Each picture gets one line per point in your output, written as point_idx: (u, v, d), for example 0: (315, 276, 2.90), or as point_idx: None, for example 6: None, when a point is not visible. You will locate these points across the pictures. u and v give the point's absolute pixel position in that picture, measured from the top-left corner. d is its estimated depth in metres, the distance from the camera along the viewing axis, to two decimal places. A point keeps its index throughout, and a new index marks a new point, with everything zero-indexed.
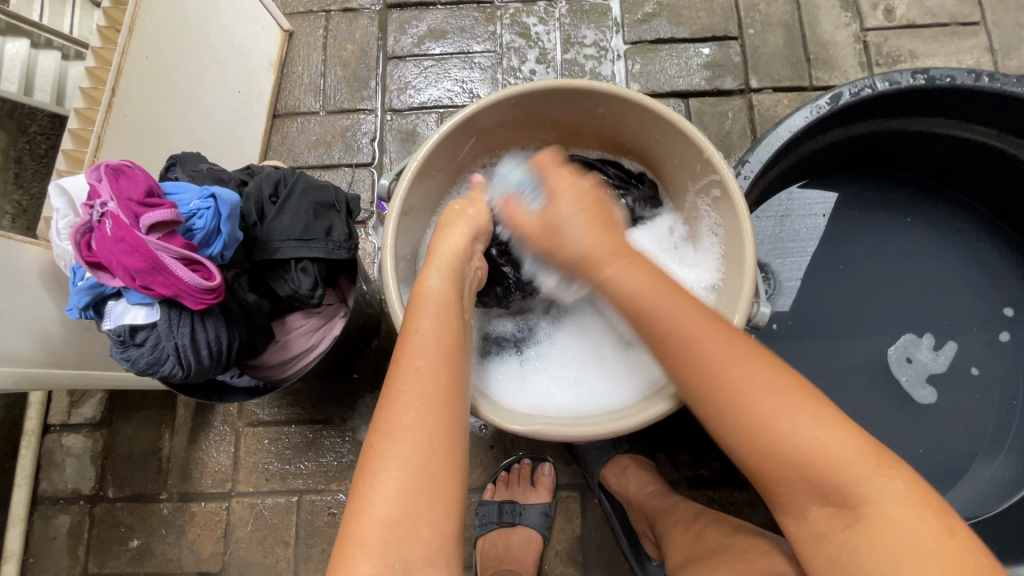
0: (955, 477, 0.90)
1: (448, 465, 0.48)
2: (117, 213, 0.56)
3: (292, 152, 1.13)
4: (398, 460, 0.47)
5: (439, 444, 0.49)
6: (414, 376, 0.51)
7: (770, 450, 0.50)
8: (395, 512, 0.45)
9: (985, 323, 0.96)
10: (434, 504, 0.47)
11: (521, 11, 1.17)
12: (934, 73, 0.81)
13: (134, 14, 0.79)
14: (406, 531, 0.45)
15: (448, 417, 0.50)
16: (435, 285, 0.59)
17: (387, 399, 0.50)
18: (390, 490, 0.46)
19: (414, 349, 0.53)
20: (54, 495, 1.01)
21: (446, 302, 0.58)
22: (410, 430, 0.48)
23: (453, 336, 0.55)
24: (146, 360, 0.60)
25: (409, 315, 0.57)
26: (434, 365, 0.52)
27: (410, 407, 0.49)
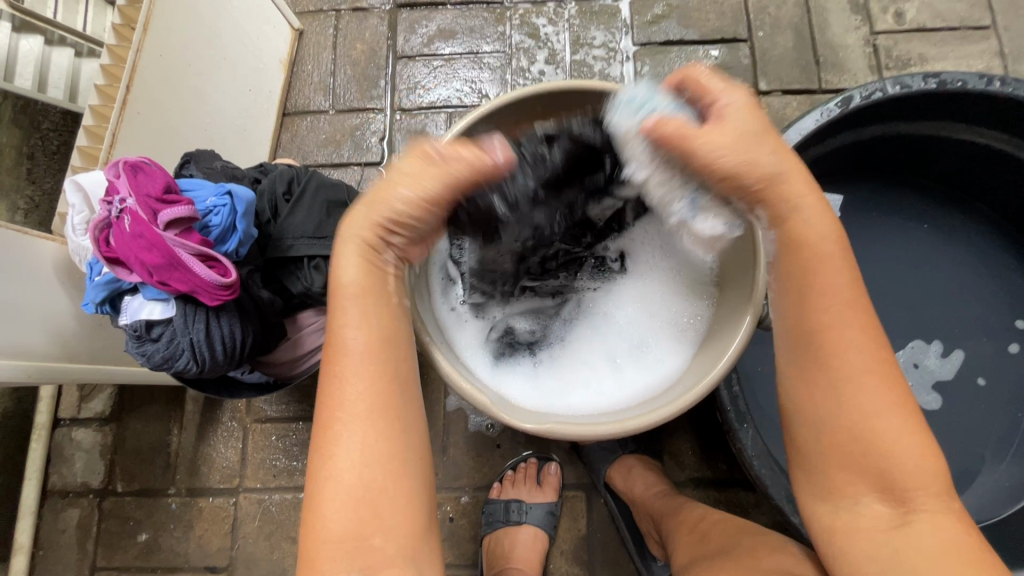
0: (962, 484, 0.90)
1: (391, 476, 0.51)
2: (136, 209, 0.56)
3: (302, 151, 1.14)
4: (341, 473, 0.50)
5: (377, 457, 0.50)
6: (344, 387, 0.51)
7: (856, 459, 0.52)
8: (346, 521, 0.49)
9: (994, 333, 0.96)
10: (382, 515, 0.50)
11: (531, 11, 1.18)
12: (945, 77, 0.82)
13: (149, 13, 0.80)
14: (361, 532, 0.49)
15: (380, 430, 0.51)
16: (352, 273, 0.52)
17: (325, 411, 0.51)
18: (335, 503, 0.49)
19: (340, 355, 0.52)
20: (64, 489, 1.01)
21: (367, 294, 0.53)
22: (347, 445, 0.50)
23: (379, 333, 0.52)
24: (161, 355, 0.60)
25: (328, 311, 0.53)
26: (360, 374, 0.51)
27: (342, 419, 0.51)
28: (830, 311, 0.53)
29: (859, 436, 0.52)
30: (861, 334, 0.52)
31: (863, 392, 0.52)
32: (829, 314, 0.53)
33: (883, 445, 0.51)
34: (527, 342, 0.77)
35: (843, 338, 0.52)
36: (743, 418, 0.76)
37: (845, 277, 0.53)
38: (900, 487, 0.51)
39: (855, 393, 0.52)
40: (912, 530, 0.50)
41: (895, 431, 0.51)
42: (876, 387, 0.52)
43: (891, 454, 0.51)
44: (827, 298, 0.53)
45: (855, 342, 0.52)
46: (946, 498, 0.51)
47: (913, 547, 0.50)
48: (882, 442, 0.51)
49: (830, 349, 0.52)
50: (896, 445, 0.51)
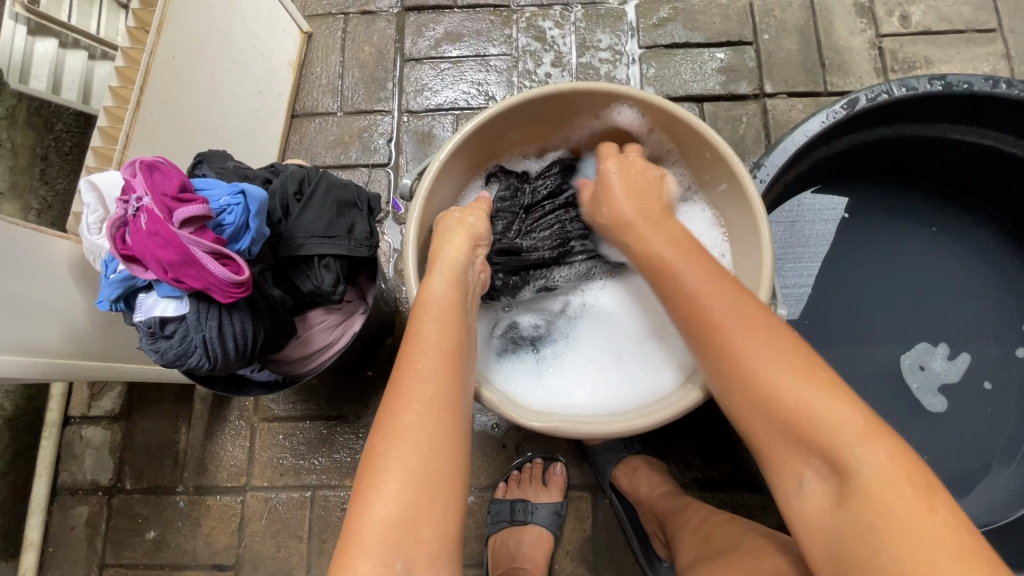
0: (969, 487, 0.90)
1: (446, 468, 0.51)
2: (151, 208, 0.57)
3: (311, 152, 1.15)
4: (397, 462, 0.49)
5: (437, 450, 0.51)
6: (416, 380, 0.53)
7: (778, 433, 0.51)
8: (397, 509, 0.48)
9: (1001, 336, 0.96)
10: (433, 506, 0.49)
11: (537, 14, 1.19)
12: (951, 79, 0.82)
13: (162, 16, 0.82)
14: (411, 520, 0.48)
15: (446, 422, 0.52)
16: (439, 290, 0.61)
17: (390, 401, 0.53)
18: (389, 490, 0.48)
19: (415, 351, 0.55)
20: (74, 486, 1.02)
21: (449, 306, 0.59)
22: (412, 435, 0.50)
23: (455, 341, 0.57)
24: (174, 352, 0.61)
25: (413, 320, 0.58)
26: (438, 371, 0.54)
27: (411, 408, 0.52)
28: (692, 288, 0.58)
29: (758, 398, 0.52)
30: (730, 317, 0.55)
31: (750, 358, 0.53)
32: (693, 297, 0.58)
33: (790, 414, 0.50)
34: (531, 338, 0.77)
35: (705, 311, 0.56)
36: None
37: (700, 264, 0.60)
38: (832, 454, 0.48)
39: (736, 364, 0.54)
40: (863, 505, 0.46)
41: (786, 390, 0.51)
42: (750, 351, 0.53)
43: (805, 423, 0.49)
44: (678, 286, 0.59)
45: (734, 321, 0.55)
46: (877, 446, 0.47)
47: (857, 520, 0.46)
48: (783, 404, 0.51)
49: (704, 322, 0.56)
50: (801, 404, 0.50)
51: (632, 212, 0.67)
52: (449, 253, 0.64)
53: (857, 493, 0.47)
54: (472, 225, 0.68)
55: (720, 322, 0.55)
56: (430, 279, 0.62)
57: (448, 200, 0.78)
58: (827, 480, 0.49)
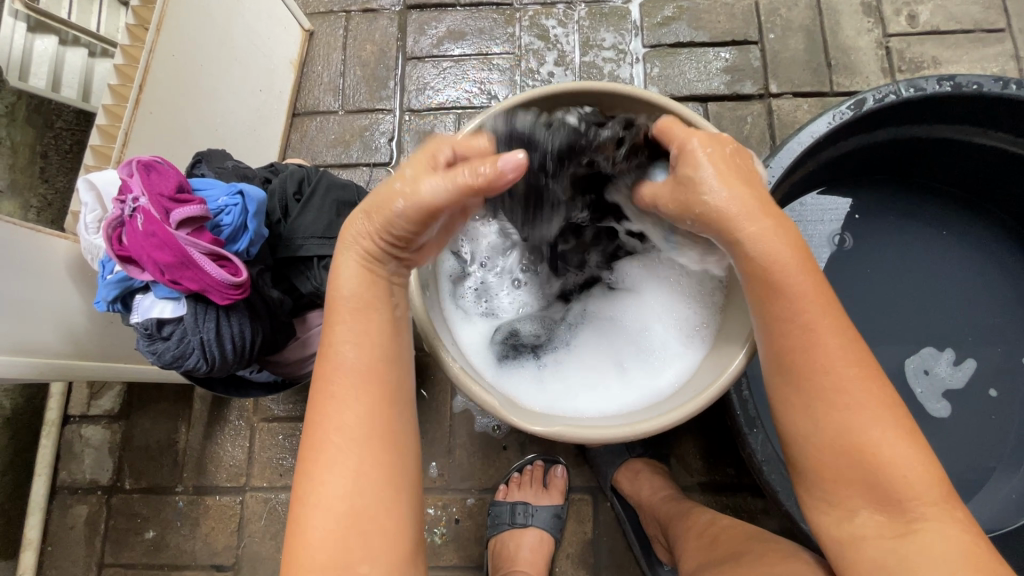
0: (974, 493, 0.89)
1: (375, 501, 0.50)
2: (149, 208, 0.57)
3: (312, 151, 1.14)
4: (330, 483, 0.49)
5: (365, 467, 0.50)
6: (332, 408, 0.50)
7: (840, 468, 0.51)
8: (335, 528, 0.48)
9: (1008, 342, 0.95)
10: (365, 540, 0.49)
11: (541, 13, 1.18)
12: (961, 80, 0.81)
13: (162, 13, 0.81)
14: (344, 555, 0.48)
15: (370, 451, 0.50)
16: (351, 285, 0.53)
17: (312, 432, 0.51)
18: (319, 527, 0.49)
19: (332, 372, 0.51)
20: (73, 485, 1.02)
21: (364, 309, 0.53)
22: (335, 456, 0.50)
23: (373, 352, 0.52)
24: (171, 354, 0.61)
25: (328, 325, 0.54)
26: (353, 389, 0.51)
27: (331, 439, 0.50)
28: (804, 314, 0.52)
29: (841, 430, 0.51)
30: (835, 350, 0.51)
31: (852, 408, 0.51)
32: (801, 322, 0.52)
33: (872, 458, 0.50)
34: (531, 344, 0.76)
35: (815, 345, 0.51)
36: (752, 423, 0.75)
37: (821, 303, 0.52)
38: (893, 494, 0.50)
39: (830, 399, 0.51)
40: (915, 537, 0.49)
41: (871, 434, 0.50)
42: (849, 390, 0.51)
43: (884, 468, 0.50)
44: (795, 312, 0.52)
45: (836, 356, 0.51)
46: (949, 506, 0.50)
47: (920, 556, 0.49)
48: (860, 443, 0.50)
49: (804, 357, 0.52)
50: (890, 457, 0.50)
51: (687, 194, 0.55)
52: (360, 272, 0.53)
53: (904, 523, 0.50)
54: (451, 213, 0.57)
55: (818, 348, 0.51)
56: (338, 269, 0.53)
57: None
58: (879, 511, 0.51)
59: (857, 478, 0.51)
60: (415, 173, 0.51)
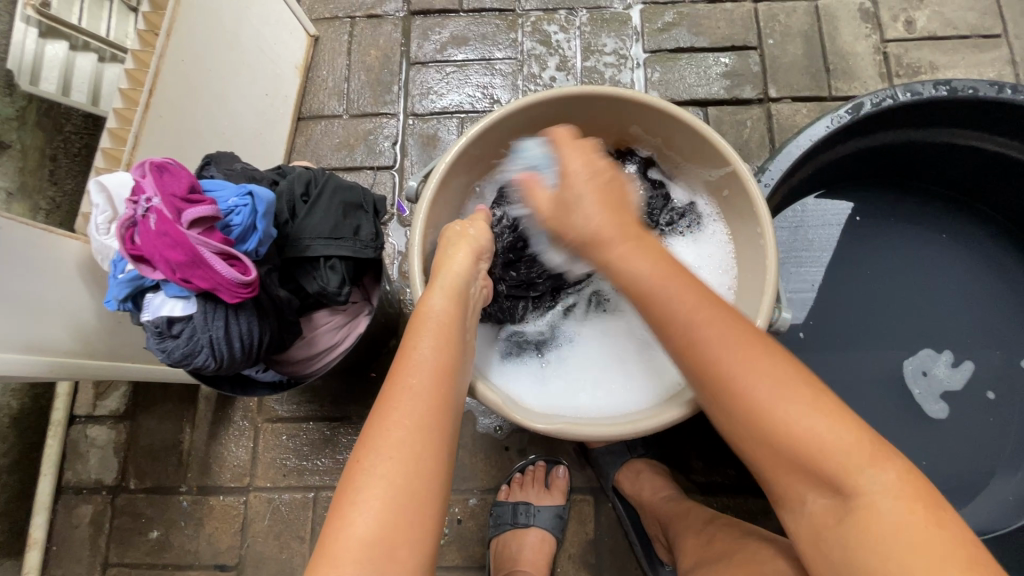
0: (972, 494, 0.89)
1: (427, 488, 0.50)
2: (161, 208, 0.58)
3: (317, 154, 1.16)
4: (381, 478, 0.49)
5: (421, 467, 0.50)
6: (409, 395, 0.53)
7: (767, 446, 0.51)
8: (377, 529, 0.47)
9: (1007, 345, 0.96)
10: (414, 525, 0.49)
11: (543, 19, 1.19)
12: (956, 84, 0.82)
13: (173, 19, 0.83)
14: (390, 538, 0.47)
15: (434, 440, 0.52)
16: (438, 304, 0.60)
17: (380, 414, 0.52)
18: (373, 506, 0.48)
19: (411, 365, 0.55)
20: (78, 485, 1.03)
21: (447, 322, 0.59)
22: (394, 455, 0.50)
23: (450, 356, 0.57)
24: (181, 351, 0.62)
25: (410, 330, 0.58)
26: (432, 388, 0.54)
27: (401, 423, 0.52)
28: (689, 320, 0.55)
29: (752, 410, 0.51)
30: (734, 353, 0.52)
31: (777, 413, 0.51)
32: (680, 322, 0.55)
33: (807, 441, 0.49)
34: (535, 341, 0.78)
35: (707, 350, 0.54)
36: None
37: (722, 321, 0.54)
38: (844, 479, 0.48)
39: (727, 390, 0.52)
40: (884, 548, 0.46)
41: (780, 409, 0.50)
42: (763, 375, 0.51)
43: (808, 445, 0.49)
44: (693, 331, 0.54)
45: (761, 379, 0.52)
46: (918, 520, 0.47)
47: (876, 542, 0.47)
48: (779, 416, 0.50)
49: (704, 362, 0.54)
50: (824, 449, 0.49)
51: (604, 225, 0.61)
52: (451, 268, 0.63)
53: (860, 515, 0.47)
54: (473, 238, 0.67)
55: (704, 346, 0.54)
56: (429, 295, 0.61)
57: (452, 204, 0.78)
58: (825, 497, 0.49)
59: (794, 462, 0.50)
60: (451, 249, 0.65)
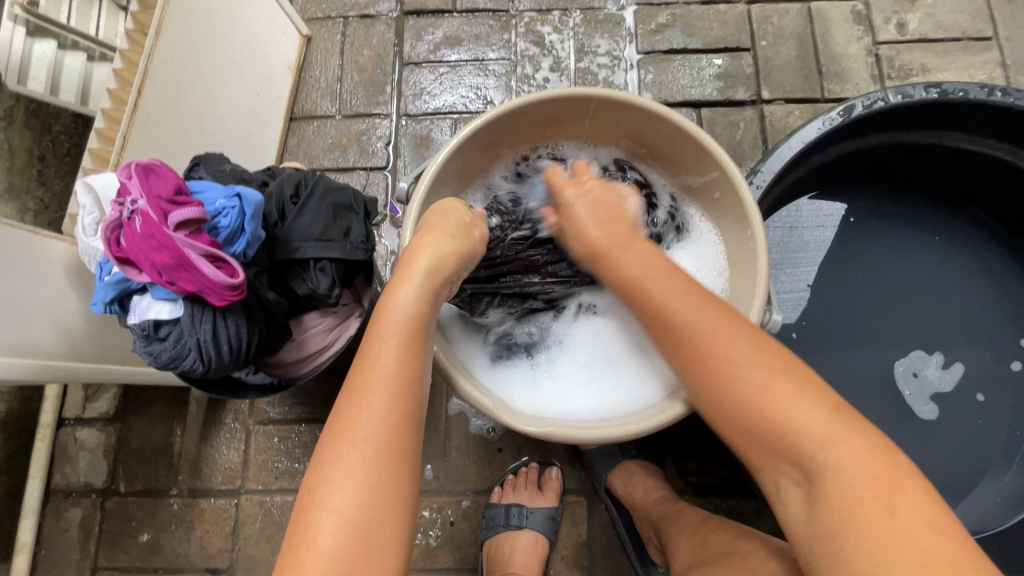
0: (962, 495, 0.90)
1: (389, 504, 0.51)
2: (147, 210, 0.57)
3: (309, 155, 1.15)
4: (342, 495, 0.49)
5: (381, 480, 0.51)
6: (368, 408, 0.52)
7: (782, 451, 0.53)
8: (337, 545, 0.48)
9: (997, 347, 0.96)
10: (376, 540, 0.49)
11: (536, 19, 1.19)
12: (946, 87, 0.82)
13: (162, 18, 0.82)
14: (351, 555, 0.48)
15: (395, 454, 0.52)
16: (409, 302, 0.56)
17: (340, 428, 0.52)
18: (333, 525, 0.49)
19: (370, 375, 0.53)
20: (67, 488, 1.02)
21: (413, 324, 0.56)
22: (350, 469, 0.50)
23: (413, 362, 0.55)
24: (168, 355, 0.61)
25: (373, 333, 0.55)
26: (391, 401, 0.53)
27: (362, 437, 0.51)
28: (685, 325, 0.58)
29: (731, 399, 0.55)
30: (728, 344, 0.56)
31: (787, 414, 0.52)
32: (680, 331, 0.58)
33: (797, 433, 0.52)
34: (525, 345, 0.77)
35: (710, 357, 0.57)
36: None
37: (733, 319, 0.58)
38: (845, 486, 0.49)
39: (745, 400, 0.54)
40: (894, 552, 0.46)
41: (787, 402, 0.53)
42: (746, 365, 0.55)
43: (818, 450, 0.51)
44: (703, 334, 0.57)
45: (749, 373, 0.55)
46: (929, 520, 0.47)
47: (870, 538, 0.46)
48: (767, 409, 0.53)
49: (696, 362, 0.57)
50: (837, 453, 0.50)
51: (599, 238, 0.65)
52: (427, 262, 0.57)
53: (858, 515, 0.47)
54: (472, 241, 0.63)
55: (712, 337, 0.57)
56: (396, 290, 0.56)
57: None
58: (803, 488, 0.52)
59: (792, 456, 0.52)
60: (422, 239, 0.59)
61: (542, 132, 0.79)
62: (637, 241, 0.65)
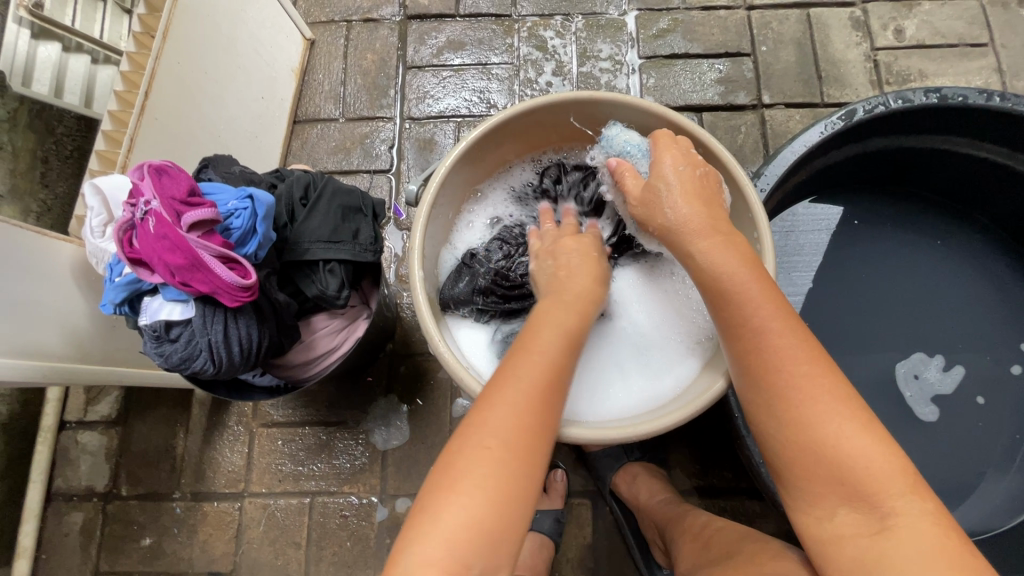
0: (965, 496, 0.91)
1: (528, 485, 0.51)
2: (160, 211, 0.58)
3: (313, 158, 1.15)
4: (489, 466, 0.49)
5: (525, 459, 0.51)
6: (525, 389, 0.53)
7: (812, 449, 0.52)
8: (477, 515, 0.48)
9: (997, 351, 0.97)
10: (512, 516, 0.49)
11: (539, 24, 1.20)
12: (946, 92, 0.83)
13: (168, 22, 0.83)
14: (489, 525, 0.48)
15: (541, 438, 0.53)
16: (567, 308, 0.60)
17: (494, 402, 0.52)
18: (475, 495, 0.48)
19: (530, 360, 0.55)
20: (68, 492, 1.01)
21: (575, 325, 0.59)
22: (502, 444, 0.50)
23: (569, 357, 0.57)
24: (179, 356, 0.61)
25: (536, 328, 0.58)
26: (547, 387, 0.54)
27: (516, 416, 0.52)
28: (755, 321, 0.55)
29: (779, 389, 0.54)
30: (779, 340, 0.55)
31: (817, 413, 0.52)
32: (754, 323, 0.55)
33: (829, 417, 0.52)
34: None
35: (761, 344, 0.55)
36: (750, 425, 0.76)
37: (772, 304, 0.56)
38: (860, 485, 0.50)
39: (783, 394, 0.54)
40: (894, 533, 0.48)
41: (818, 399, 0.53)
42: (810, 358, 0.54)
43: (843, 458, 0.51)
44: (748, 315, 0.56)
45: (791, 364, 0.54)
46: (921, 498, 0.49)
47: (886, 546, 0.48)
48: (801, 407, 0.53)
49: (759, 351, 0.55)
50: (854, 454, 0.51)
51: (686, 216, 0.61)
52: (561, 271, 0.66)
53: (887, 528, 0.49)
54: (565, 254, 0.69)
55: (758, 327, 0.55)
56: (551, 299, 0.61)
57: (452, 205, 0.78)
58: (839, 498, 0.51)
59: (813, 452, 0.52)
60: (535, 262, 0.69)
61: (551, 136, 0.81)
62: (720, 232, 0.60)
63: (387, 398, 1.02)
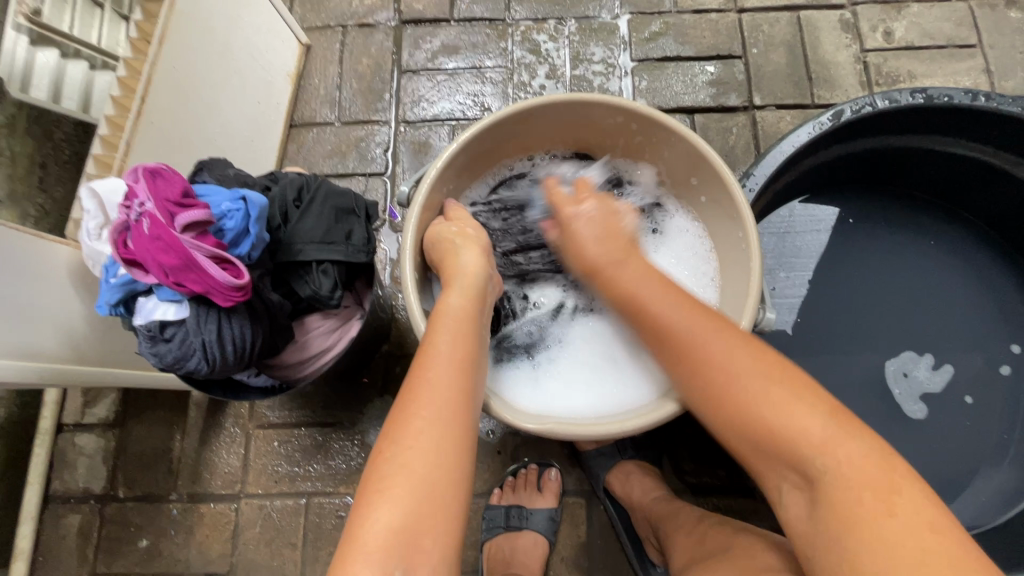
0: (956, 494, 0.91)
1: (449, 481, 0.51)
2: (154, 212, 0.59)
3: (308, 161, 1.17)
4: (402, 467, 0.50)
5: (442, 454, 0.51)
6: (429, 389, 0.54)
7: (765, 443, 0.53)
8: (397, 514, 0.48)
9: (987, 351, 0.98)
10: (436, 514, 0.49)
11: (532, 28, 1.21)
12: (932, 92, 0.84)
13: (165, 28, 0.84)
14: (414, 525, 0.48)
15: (457, 433, 0.53)
16: (455, 302, 0.63)
17: (402, 408, 0.54)
18: (395, 495, 0.49)
19: (428, 361, 0.56)
20: (65, 494, 1.02)
21: (463, 318, 0.62)
22: (410, 443, 0.51)
23: (466, 350, 0.59)
24: (173, 355, 0.62)
25: (428, 331, 0.60)
26: (450, 382, 0.55)
27: (420, 415, 0.53)
28: (687, 331, 0.59)
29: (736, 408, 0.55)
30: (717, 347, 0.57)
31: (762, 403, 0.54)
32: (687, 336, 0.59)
33: (768, 425, 0.53)
34: (525, 346, 0.78)
35: (703, 357, 0.58)
36: None
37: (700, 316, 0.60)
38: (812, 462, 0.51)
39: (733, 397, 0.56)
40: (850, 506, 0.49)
41: (755, 395, 0.54)
42: (745, 373, 0.56)
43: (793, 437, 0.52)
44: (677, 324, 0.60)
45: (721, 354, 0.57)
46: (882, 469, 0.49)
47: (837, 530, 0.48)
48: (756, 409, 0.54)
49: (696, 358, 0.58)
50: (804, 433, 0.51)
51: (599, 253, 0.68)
52: (467, 268, 0.67)
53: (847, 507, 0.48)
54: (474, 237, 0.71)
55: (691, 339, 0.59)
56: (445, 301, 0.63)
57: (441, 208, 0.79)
58: (805, 489, 0.51)
59: (761, 439, 0.53)
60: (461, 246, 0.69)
61: (537, 140, 0.82)
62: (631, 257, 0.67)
63: (382, 398, 1.02)
